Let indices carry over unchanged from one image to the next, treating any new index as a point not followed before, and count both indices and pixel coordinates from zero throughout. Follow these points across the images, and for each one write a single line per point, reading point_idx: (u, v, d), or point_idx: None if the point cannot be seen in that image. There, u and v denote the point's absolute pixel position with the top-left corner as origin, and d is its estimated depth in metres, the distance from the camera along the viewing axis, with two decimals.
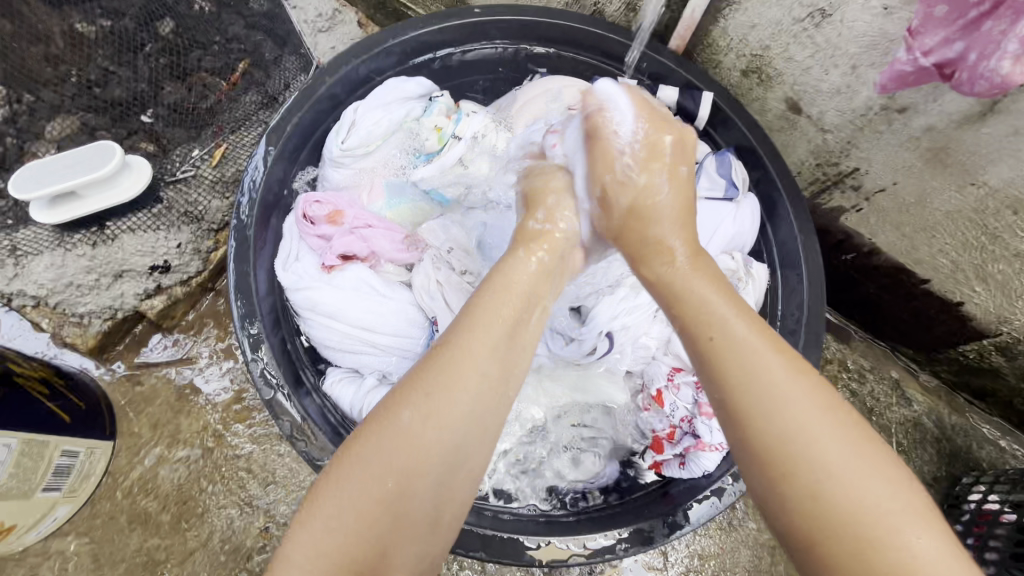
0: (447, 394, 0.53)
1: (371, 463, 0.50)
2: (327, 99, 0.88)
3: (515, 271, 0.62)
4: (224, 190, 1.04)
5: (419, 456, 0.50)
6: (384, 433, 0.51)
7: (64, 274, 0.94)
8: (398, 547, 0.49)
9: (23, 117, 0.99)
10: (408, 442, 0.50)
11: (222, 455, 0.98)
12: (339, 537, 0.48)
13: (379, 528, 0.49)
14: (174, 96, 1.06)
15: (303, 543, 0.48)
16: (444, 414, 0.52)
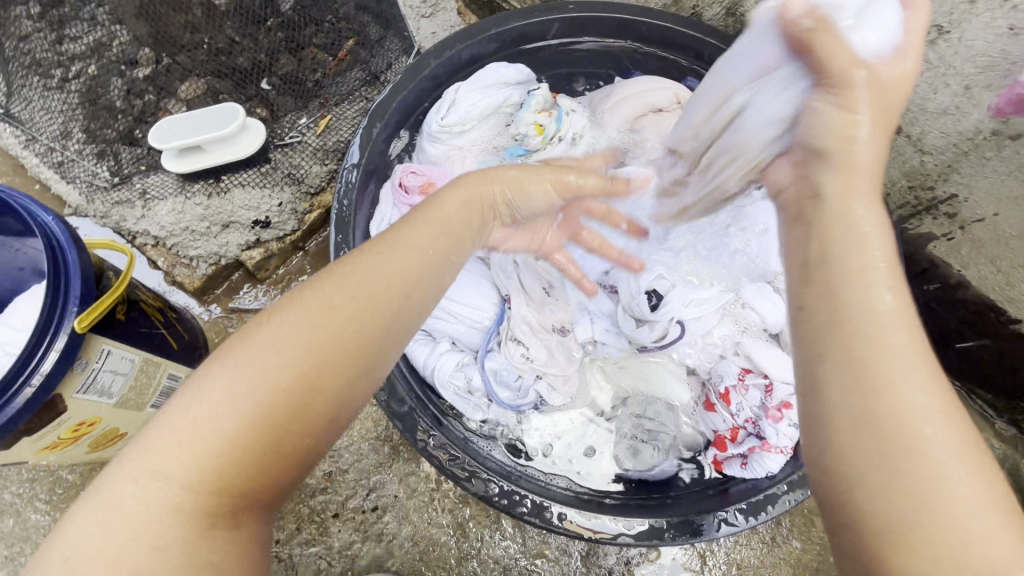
0: (277, 338, 0.48)
1: (220, 389, 0.47)
2: (430, 79, 0.94)
3: (381, 276, 0.53)
4: (324, 157, 1.12)
5: (274, 390, 0.47)
6: (199, 384, 0.47)
7: (182, 219, 1.04)
8: (273, 437, 0.47)
9: (159, 76, 1.11)
10: (230, 382, 0.47)
11: None
12: (177, 478, 0.45)
13: (227, 455, 0.46)
14: (288, 67, 1.14)
15: (122, 483, 0.45)
16: (292, 335, 0.48)
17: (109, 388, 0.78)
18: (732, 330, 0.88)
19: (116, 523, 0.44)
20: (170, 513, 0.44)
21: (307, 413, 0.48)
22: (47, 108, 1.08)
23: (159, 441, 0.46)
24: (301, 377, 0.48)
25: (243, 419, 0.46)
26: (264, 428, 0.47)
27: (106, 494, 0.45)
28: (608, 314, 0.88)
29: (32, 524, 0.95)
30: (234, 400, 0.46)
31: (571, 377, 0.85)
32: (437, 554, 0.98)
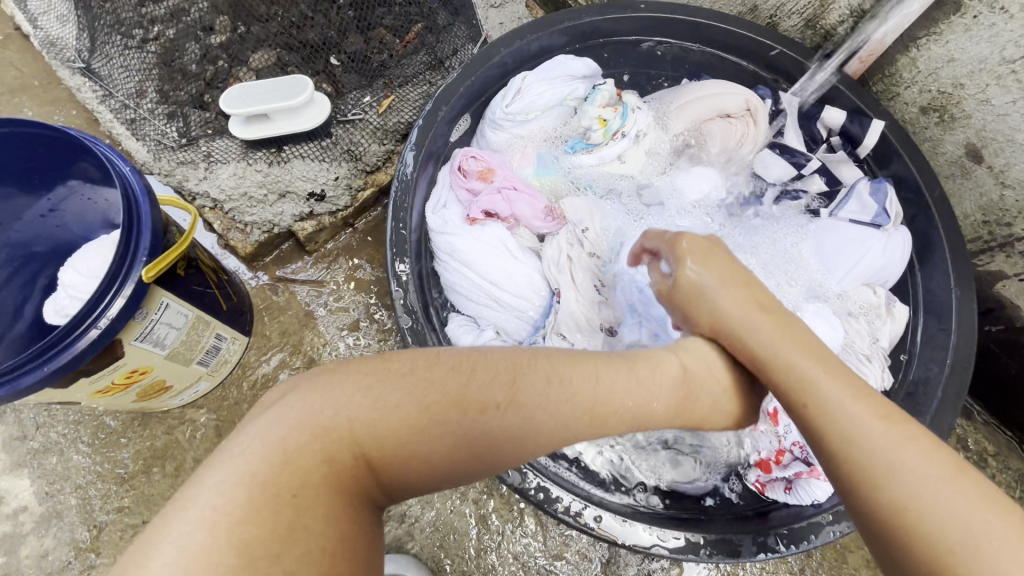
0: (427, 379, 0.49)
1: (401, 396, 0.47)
2: (498, 67, 0.94)
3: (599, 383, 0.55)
4: (383, 137, 1.12)
5: (433, 423, 0.47)
6: (360, 398, 0.46)
7: (242, 184, 1.06)
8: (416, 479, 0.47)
9: (233, 44, 1.14)
10: (385, 397, 0.47)
11: None
12: (304, 474, 0.42)
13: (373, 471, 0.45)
14: (356, 45, 1.15)
15: (224, 468, 0.41)
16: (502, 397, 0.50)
17: (164, 339, 0.80)
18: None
19: (224, 505, 0.39)
20: (315, 502, 0.42)
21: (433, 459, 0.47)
22: (126, 67, 1.11)
23: (287, 443, 0.43)
24: (478, 434, 0.48)
25: (389, 438, 0.46)
26: (418, 451, 0.46)
27: (202, 486, 0.40)
28: (659, 318, 0.84)
29: (73, 465, 0.98)
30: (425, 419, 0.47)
31: None
32: (457, 543, 0.98)
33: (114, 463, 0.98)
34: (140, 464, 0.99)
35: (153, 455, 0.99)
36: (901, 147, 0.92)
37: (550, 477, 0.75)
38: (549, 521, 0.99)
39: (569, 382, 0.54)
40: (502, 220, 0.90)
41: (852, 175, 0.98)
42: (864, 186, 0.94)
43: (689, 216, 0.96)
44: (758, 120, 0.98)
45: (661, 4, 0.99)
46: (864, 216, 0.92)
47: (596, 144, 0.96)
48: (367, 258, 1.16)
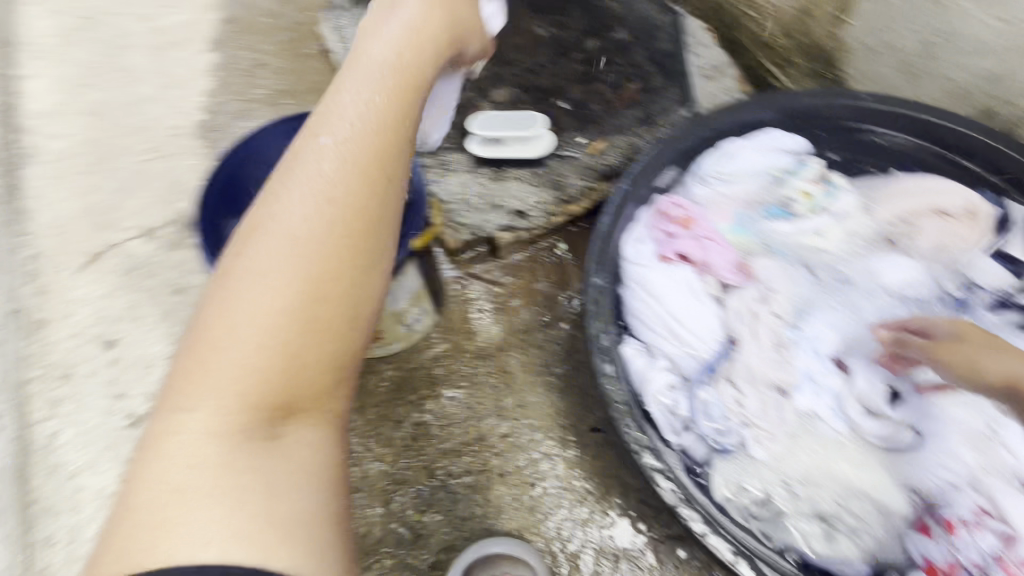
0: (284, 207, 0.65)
1: (252, 305, 0.61)
2: (714, 132, 1.06)
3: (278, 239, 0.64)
4: (587, 174, 1.27)
5: (301, 253, 0.64)
6: (227, 314, 0.61)
7: (465, 191, 1.28)
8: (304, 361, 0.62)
9: (481, 79, 1.39)
10: (285, 273, 0.62)
11: (499, 363, 1.22)
12: (228, 411, 0.60)
13: (261, 385, 0.61)
14: (579, 94, 1.34)
15: (171, 457, 0.58)
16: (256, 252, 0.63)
17: None
18: (984, 459, 0.79)
19: (191, 469, 0.57)
20: (215, 455, 0.59)
21: (346, 322, 0.66)
22: None
23: (216, 388, 0.60)
24: (275, 260, 0.62)
25: (262, 363, 0.61)
26: (288, 353, 0.62)
27: (175, 437, 0.59)
28: (834, 391, 0.87)
29: None
30: (278, 338, 0.61)
31: (777, 436, 0.85)
32: (576, 551, 1.04)
33: None
34: None
35: None
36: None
37: (697, 509, 0.81)
38: (668, 559, 1.02)
39: (271, 222, 0.64)
40: (693, 263, 0.98)
41: None
42: None
43: (887, 302, 0.94)
44: (977, 223, 0.97)
45: (886, 99, 1.05)
46: None
47: (797, 214, 1.01)
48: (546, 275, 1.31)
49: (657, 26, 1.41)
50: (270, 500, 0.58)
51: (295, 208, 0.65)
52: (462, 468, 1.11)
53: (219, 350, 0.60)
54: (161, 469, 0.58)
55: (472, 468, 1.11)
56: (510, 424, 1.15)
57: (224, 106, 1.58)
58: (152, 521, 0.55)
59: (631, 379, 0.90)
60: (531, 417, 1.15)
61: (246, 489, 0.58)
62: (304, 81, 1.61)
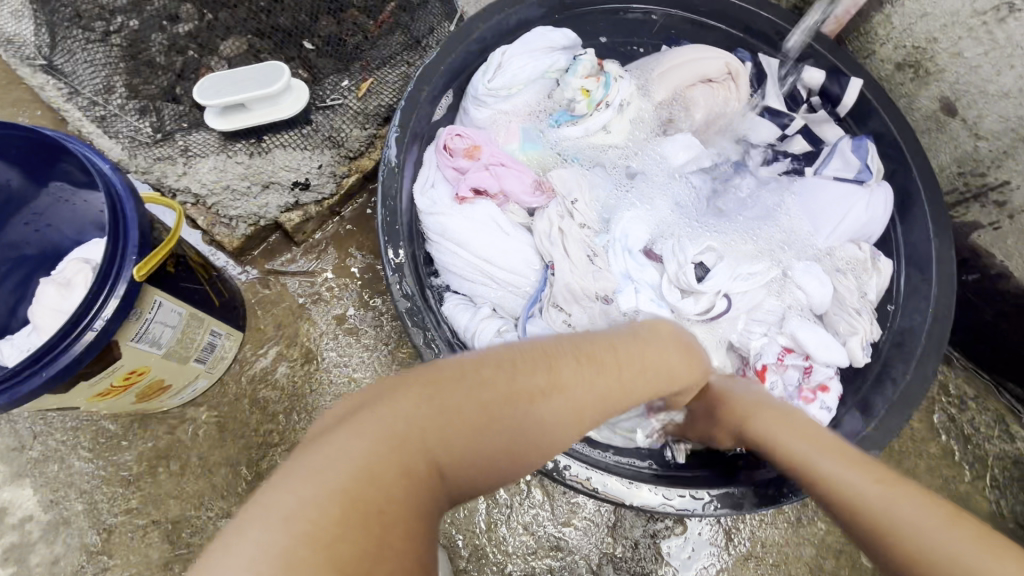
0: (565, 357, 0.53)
1: (396, 415, 0.45)
2: (478, 43, 0.93)
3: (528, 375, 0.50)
4: (364, 121, 1.10)
5: (518, 450, 0.49)
6: (308, 454, 0.41)
7: (223, 177, 1.04)
8: (454, 466, 0.46)
9: (201, 33, 1.10)
10: (443, 413, 0.46)
11: (331, 359, 1.08)
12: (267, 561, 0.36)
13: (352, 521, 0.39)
14: (329, 29, 1.12)
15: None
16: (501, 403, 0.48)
17: (159, 339, 0.79)
18: (778, 302, 0.89)
19: (318, 491, 0.39)
20: (362, 499, 0.40)
21: (457, 432, 0.46)
22: (91, 63, 1.08)
23: (353, 436, 0.42)
24: (522, 416, 0.48)
25: (437, 435, 0.45)
26: (494, 452, 0.48)
27: (269, 497, 0.39)
28: (653, 283, 0.87)
29: (76, 471, 0.97)
30: (403, 432, 0.44)
31: None
32: (467, 519, 1.00)
33: (118, 466, 0.98)
34: (144, 465, 0.99)
35: (157, 455, 0.99)
36: (877, 104, 0.94)
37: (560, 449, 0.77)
38: (556, 490, 1.02)
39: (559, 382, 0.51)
40: (492, 196, 0.92)
41: (832, 134, 1.01)
42: (846, 145, 0.96)
43: (679, 182, 0.96)
44: (739, 84, 0.99)
45: None
46: (848, 173, 0.94)
47: (580, 115, 0.96)
48: (359, 245, 1.15)
49: None
50: None
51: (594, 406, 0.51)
52: None
53: (337, 437, 0.42)
54: None
55: None
56: None
57: None
58: None
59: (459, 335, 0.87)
60: None
61: None
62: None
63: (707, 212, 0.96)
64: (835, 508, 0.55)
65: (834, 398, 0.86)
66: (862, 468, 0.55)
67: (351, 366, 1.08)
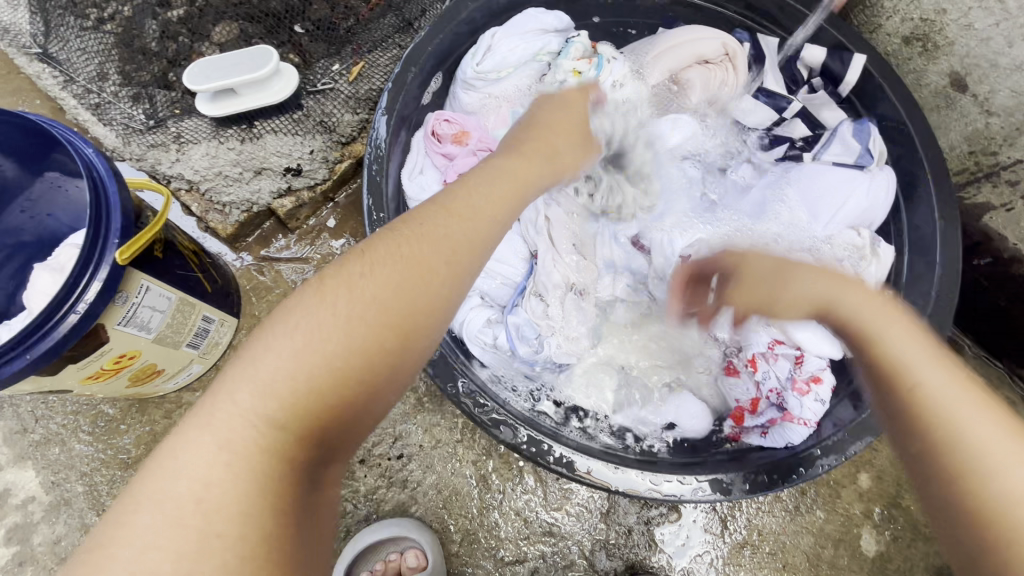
0: (414, 240, 0.53)
1: (271, 345, 0.47)
2: (466, 23, 0.91)
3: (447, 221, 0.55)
4: (356, 106, 1.09)
5: (402, 309, 0.50)
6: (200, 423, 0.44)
7: (216, 163, 1.04)
8: (351, 354, 0.47)
9: (192, 18, 1.10)
10: (315, 315, 0.48)
11: None
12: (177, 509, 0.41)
13: (255, 446, 0.44)
14: (321, 12, 1.11)
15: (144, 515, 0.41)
16: (376, 280, 0.50)
17: (148, 323, 0.80)
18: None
19: (195, 479, 0.42)
20: (238, 485, 0.43)
21: (335, 326, 0.48)
22: (85, 50, 1.08)
23: (236, 389, 0.45)
24: (394, 293, 0.50)
25: (307, 363, 0.46)
26: (376, 321, 0.49)
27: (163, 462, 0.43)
28: (638, 271, 0.87)
29: (76, 453, 0.99)
30: (284, 351, 0.46)
31: (585, 336, 0.83)
32: (460, 504, 1.00)
33: (117, 449, 1.00)
34: (142, 448, 1.00)
35: (154, 439, 1.01)
36: (882, 82, 0.90)
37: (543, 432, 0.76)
38: (548, 476, 1.01)
39: (449, 211, 0.56)
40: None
41: (835, 118, 0.98)
42: (848, 128, 0.93)
43: (673, 167, 0.94)
44: (737, 65, 0.97)
45: None
46: (848, 157, 0.92)
47: None
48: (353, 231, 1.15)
49: None
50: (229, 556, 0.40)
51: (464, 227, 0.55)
52: None
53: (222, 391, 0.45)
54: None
55: None
56: None
57: None
58: None
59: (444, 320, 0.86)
60: None
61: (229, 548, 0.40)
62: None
63: (699, 203, 0.93)
64: (925, 450, 0.51)
65: (828, 389, 0.79)
66: (970, 389, 0.52)
67: None
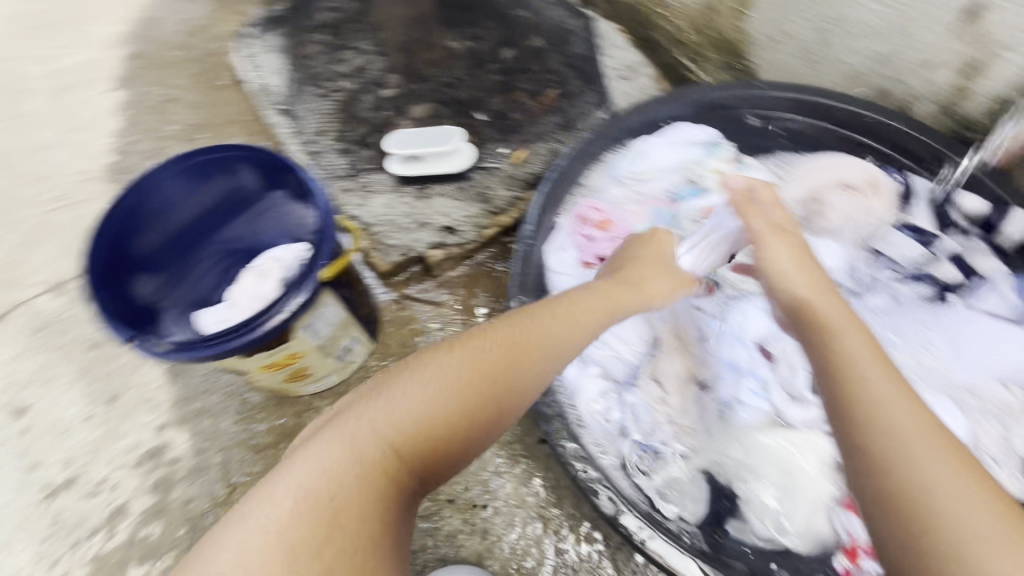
0: (450, 377, 0.66)
1: (320, 449, 0.62)
2: (626, 132, 1.07)
3: (477, 366, 0.67)
4: (512, 184, 1.27)
5: (456, 440, 0.65)
6: (293, 455, 0.62)
7: (391, 212, 1.26)
8: (417, 456, 0.64)
9: (400, 98, 1.36)
10: (391, 411, 0.63)
11: None
12: (278, 525, 0.58)
13: (326, 511, 0.59)
14: (499, 105, 1.33)
15: (229, 547, 0.57)
16: (405, 410, 0.63)
17: (319, 330, 0.96)
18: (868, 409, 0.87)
19: (239, 566, 0.56)
20: (307, 529, 0.58)
21: (389, 432, 0.62)
22: (315, 111, 1.38)
23: (315, 455, 0.62)
24: (456, 438, 0.65)
25: (374, 445, 0.62)
26: (412, 445, 0.63)
27: (247, 514, 0.59)
28: (761, 376, 0.89)
29: (221, 429, 1.15)
30: (343, 440, 0.62)
31: (697, 431, 0.87)
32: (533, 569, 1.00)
33: (252, 433, 1.15)
34: (270, 438, 1.15)
35: (282, 433, 1.15)
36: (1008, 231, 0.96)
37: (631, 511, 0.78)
38: (625, 565, 1.00)
39: (506, 374, 0.68)
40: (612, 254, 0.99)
41: (989, 265, 0.99)
42: (1005, 283, 0.97)
43: None
44: (880, 195, 1.03)
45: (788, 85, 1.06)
46: (1003, 310, 0.96)
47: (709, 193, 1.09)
48: (484, 289, 1.29)
49: (570, 28, 1.41)
50: None
51: (482, 402, 0.66)
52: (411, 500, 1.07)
53: (290, 458, 0.62)
54: None
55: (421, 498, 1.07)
56: None
57: None
58: None
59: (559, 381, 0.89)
60: None
61: None
62: (210, 112, 1.55)
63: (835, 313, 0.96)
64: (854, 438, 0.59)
65: None
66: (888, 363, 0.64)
67: None
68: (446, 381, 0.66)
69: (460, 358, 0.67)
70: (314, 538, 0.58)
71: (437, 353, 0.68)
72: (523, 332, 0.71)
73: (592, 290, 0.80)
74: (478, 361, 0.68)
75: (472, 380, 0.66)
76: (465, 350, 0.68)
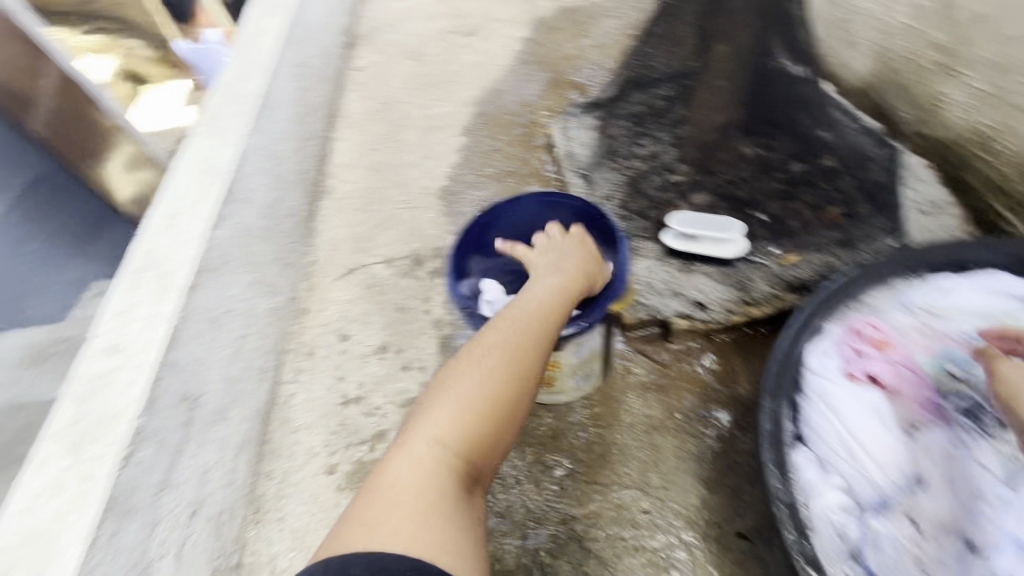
0: (497, 339, 0.96)
1: (440, 417, 0.88)
2: (927, 265, 1.18)
3: (494, 341, 0.96)
4: (774, 282, 1.40)
5: (505, 404, 0.91)
6: (415, 431, 0.88)
7: (650, 276, 1.45)
8: (500, 435, 0.91)
9: (686, 183, 1.58)
10: (476, 390, 0.90)
11: (640, 428, 1.30)
12: (398, 505, 0.80)
13: (458, 453, 0.86)
14: (776, 209, 1.49)
15: (389, 509, 0.80)
16: (473, 390, 0.90)
17: (580, 350, 1.19)
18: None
19: (395, 506, 0.80)
20: (427, 492, 0.82)
21: (494, 405, 0.90)
22: (607, 176, 1.66)
23: (432, 422, 0.88)
24: (493, 403, 0.90)
25: (473, 432, 0.88)
26: (494, 410, 0.90)
27: (391, 463, 0.86)
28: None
29: None
30: (463, 422, 0.88)
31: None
32: None
33: None
34: None
35: None
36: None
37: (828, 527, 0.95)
38: None
39: (494, 338, 0.97)
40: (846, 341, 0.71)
41: None
42: None
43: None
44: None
45: None
46: None
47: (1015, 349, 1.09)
48: (714, 367, 1.37)
49: (876, 153, 1.55)
50: (438, 550, 0.77)
51: (524, 363, 0.95)
52: (600, 533, 1.18)
53: (422, 418, 0.89)
54: (368, 531, 0.77)
55: (607, 534, 1.18)
56: (651, 502, 1.21)
57: (459, 175, 1.90)
58: (349, 536, 0.78)
59: (805, 496, 0.98)
60: (675, 499, 1.20)
61: (428, 536, 0.78)
62: (511, 146, 1.95)
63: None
64: None
65: None
66: None
67: (661, 449, 1.27)
68: (490, 343, 0.96)
69: (494, 333, 0.98)
70: (444, 480, 0.84)
71: (488, 330, 0.99)
72: (511, 322, 0.98)
73: (555, 290, 1.06)
74: (486, 339, 0.97)
75: (496, 344, 0.96)
76: (490, 329, 0.98)
